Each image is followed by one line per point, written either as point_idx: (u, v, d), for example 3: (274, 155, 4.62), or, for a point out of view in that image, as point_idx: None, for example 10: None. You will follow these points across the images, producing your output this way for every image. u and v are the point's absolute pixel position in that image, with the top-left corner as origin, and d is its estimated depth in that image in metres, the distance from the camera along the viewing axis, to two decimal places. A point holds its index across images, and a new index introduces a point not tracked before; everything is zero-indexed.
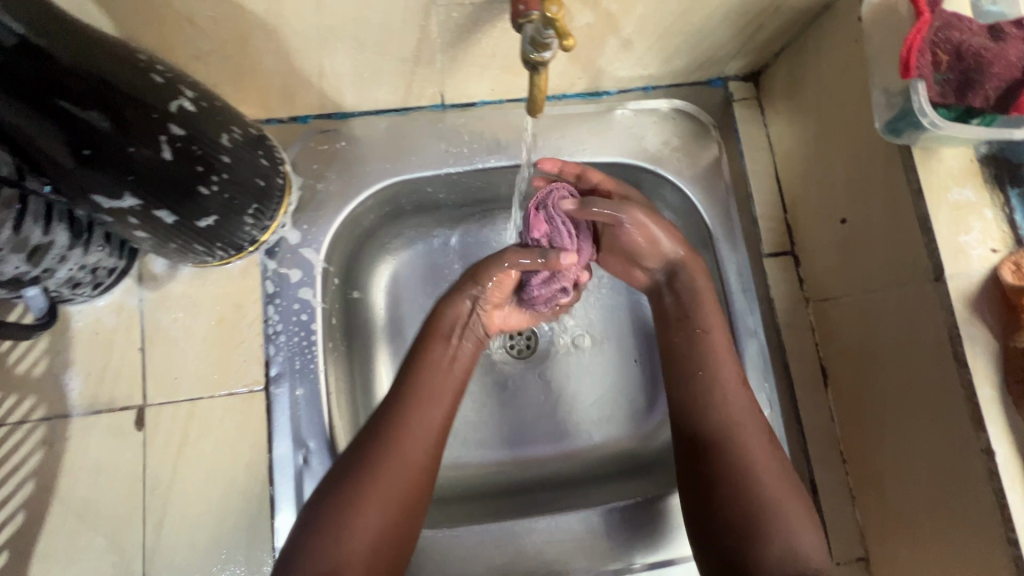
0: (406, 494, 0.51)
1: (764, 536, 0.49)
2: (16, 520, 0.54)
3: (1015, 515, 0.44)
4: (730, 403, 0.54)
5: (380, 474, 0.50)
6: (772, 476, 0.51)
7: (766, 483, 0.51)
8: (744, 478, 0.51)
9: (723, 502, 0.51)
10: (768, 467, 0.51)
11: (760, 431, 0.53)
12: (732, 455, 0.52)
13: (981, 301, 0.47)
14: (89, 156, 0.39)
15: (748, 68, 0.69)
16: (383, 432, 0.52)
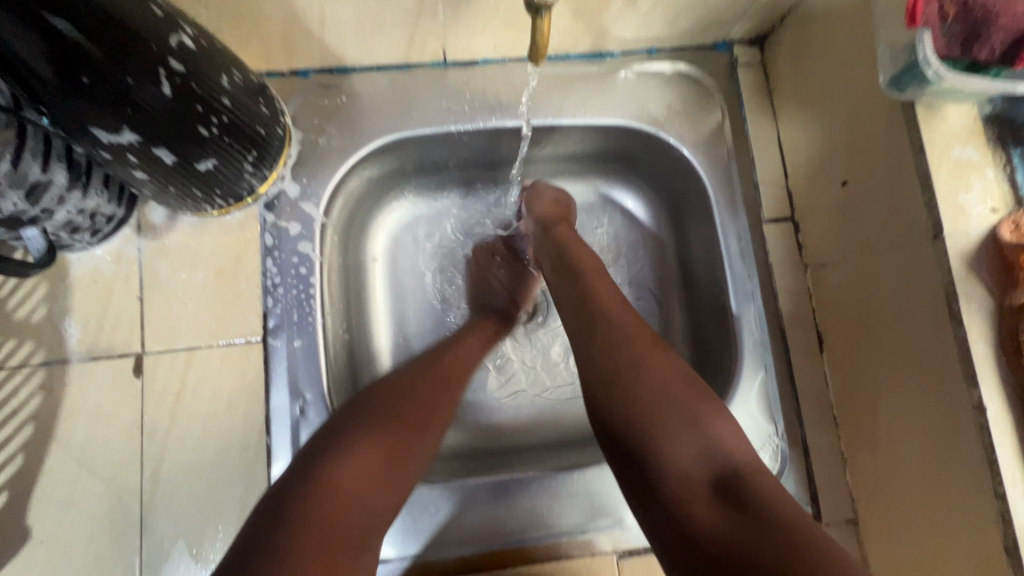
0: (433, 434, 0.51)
1: (673, 434, 0.45)
2: (15, 462, 0.54)
3: (1003, 469, 0.45)
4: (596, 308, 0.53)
5: (416, 417, 0.50)
6: (642, 373, 0.48)
7: (643, 381, 0.48)
8: (633, 381, 0.48)
9: (614, 404, 0.47)
10: (654, 373, 0.48)
11: (648, 339, 0.50)
12: (616, 360, 0.49)
13: (978, 260, 0.48)
14: (88, 87, 0.38)
15: (753, 32, 0.68)
16: (427, 377, 0.54)
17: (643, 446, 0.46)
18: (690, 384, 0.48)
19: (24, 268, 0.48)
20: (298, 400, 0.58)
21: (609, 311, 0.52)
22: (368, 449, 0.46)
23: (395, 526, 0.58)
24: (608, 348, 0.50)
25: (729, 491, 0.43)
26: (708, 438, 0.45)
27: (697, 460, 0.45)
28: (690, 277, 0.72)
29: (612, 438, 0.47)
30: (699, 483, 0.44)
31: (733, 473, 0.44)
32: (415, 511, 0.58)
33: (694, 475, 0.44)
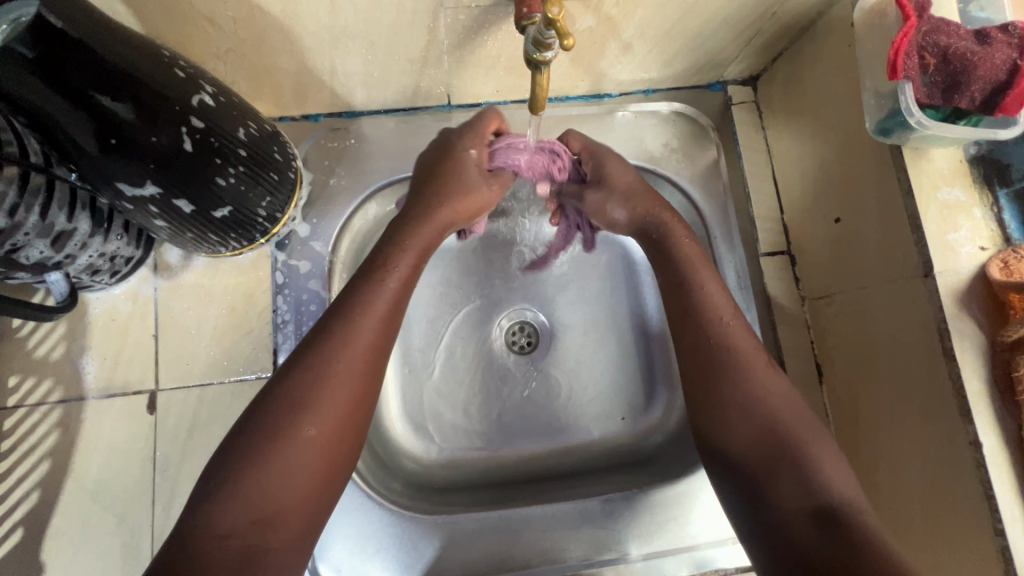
0: (335, 426, 0.46)
1: (785, 464, 0.46)
2: (31, 498, 0.55)
3: (1001, 505, 0.45)
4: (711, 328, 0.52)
5: (293, 422, 0.44)
6: (768, 402, 0.48)
7: (763, 404, 0.48)
8: (757, 413, 0.48)
9: (737, 429, 0.48)
10: (783, 405, 0.48)
11: (761, 364, 0.50)
12: (739, 386, 0.49)
13: (969, 297, 0.49)
14: (115, 146, 0.41)
15: (746, 73, 0.71)
16: (313, 367, 0.47)
17: (760, 472, 0.46)
18: (812, 418, 0.48)
19: (38, 313, 0.49)
20: None
21: (722, 335, 0.51)
22: (250, 460, 0.42)
23: (402, 560, 0.59)
24: (719, 373, 0.50)
25: (826, 520, 0.43)
26: (816, 468, 0.45)
27: (804, 493, 0.44)
28: None
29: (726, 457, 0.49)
30: (796, 510, 0.44)
31: (837, 501, 0.44)
32: (421, 546, 0.59)
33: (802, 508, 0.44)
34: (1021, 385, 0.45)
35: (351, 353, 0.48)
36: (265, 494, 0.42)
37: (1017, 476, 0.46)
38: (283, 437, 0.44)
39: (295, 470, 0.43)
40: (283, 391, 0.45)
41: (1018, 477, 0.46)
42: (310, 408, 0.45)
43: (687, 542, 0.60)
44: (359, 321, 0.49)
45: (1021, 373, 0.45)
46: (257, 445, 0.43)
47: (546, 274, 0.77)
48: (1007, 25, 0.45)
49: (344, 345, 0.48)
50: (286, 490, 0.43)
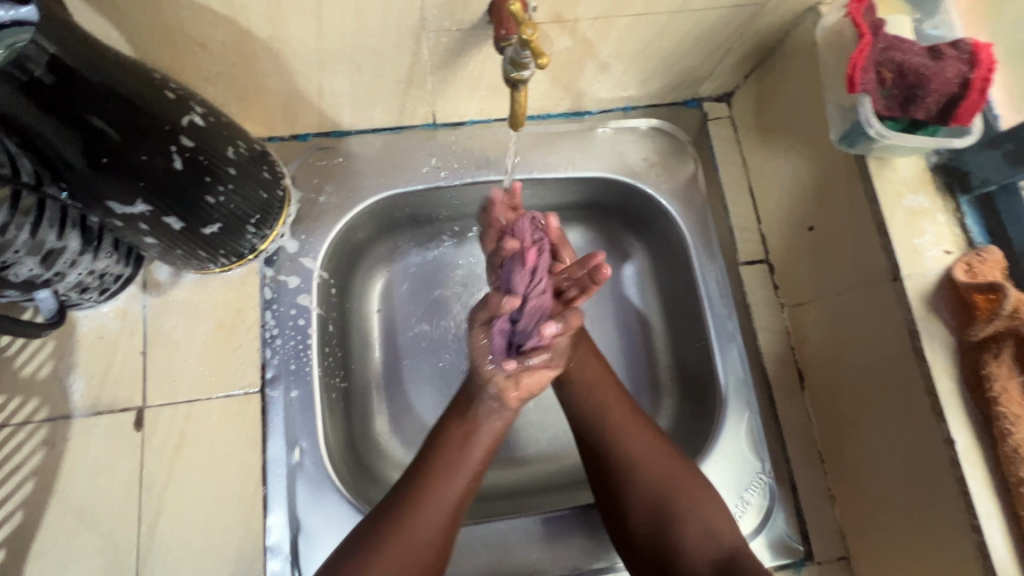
0: (448, 526, 0.52)
1: (677, 529, 0.54)
2: (14, 519, 0.55)
3: (976, 501, 0.46)
4: (608, 421, 0.59)
5: (402, 531, 0.51)
6: (631, 468, 0.56)
7: (640, 458, 0.56)
8: (643, 470, 0.56)
9: (643, 480, 0.56)
10: (648, 472, 0.56)
11: (643, 435, 0.58)
12: (634, 449, 0.57)
13: (937, 299, 0.51)
14: (106, 165, 0.42)
15: (720, 90, 0.74)
16: (389, 526, 0.51)
17: (664, 527, 0.55)
18: (671, 463, 0.56)
19: (36, 329, 0.52)
20: (293, 449, 0.59)
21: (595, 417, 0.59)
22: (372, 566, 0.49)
23: None
24: (619, 448, 0.57)
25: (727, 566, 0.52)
26: (705, 522, 0.54)
27: (704, 543, 0.53)
28: (675, 317, 0.75)
29: (632, 527, 0.56)
30: (707, 555, 0.53)
31: (730, 547, 0.53)
32: None
33: (705, 559, 0.53)
34: (989, 382, 0.46)
35: (433, 524, 0.52)
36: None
37: (990, 471, 0.47)
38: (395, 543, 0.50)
39: (392, 572, 0.49)
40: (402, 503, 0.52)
41: (992, 472, 0.47)
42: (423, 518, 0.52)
43: None
44: (446, 484, 0.53)
45: (989, 371, 0.47)
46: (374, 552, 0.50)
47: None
48: (958, 42, 0.48)
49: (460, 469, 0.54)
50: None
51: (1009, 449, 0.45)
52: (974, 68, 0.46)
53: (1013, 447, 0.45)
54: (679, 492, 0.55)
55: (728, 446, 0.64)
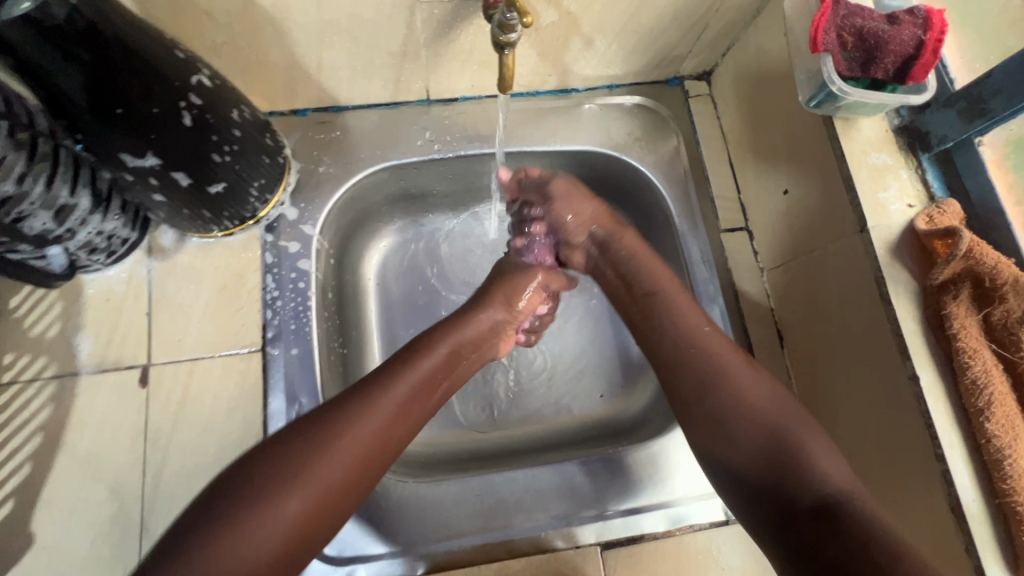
0: (333, 491, 0.46)
1: (791, 457, 0.48)
2: (23, 471, 0.57)
3: (940, 432, 0.49)
4: (708, 336, 0.56)
5: (311, 475, 0.45)
6: (702, 392, 0.53)
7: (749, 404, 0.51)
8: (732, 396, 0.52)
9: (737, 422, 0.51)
10: (748, 398, 0.52)
11: (740, 364, 0.54)
12: (692, 372, 0.54)
13: (902, 248, 0.54)
14: (120, 117, 0.45)
15: (700, 68, 0.78)
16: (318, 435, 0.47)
17: (776, 456, 0.49)
18: (796, 413, 0.51)
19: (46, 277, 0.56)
20: (293, 403, 0.62)
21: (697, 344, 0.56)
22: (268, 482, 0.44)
23: (386, 521, 0.60)
24: (691, 366, 0.55)
25: (825, 510, 0.45)
26: (814, 464, 0.48)
27: (812, 483, 0.47)
28: None
29: (728, 442, 0.51)
30: (805, 496, 0.46)
31: (833, 495, 0.46)
32: (405, 510, 0.61)
33: (807, 495, 0.46)
34: (950, 321, 0.50)
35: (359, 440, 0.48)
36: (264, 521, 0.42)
37: (952, 403, 0.50)
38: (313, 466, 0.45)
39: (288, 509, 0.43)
40: (319, 426, 0.47)
41: (954, 404, 0.50)
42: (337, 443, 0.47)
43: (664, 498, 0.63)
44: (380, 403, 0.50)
45: (949, 311, 0.50)
46: (268, 476, 0.44)
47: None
48: (913, 8, 0.51)
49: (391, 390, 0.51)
50: (281, 533, 0.43)
51: (968, 382, 0.49)
52: (927, 31, 0.50)
53: (972, 380, 0.48)
54: (761, 418, 0.51)
55: None
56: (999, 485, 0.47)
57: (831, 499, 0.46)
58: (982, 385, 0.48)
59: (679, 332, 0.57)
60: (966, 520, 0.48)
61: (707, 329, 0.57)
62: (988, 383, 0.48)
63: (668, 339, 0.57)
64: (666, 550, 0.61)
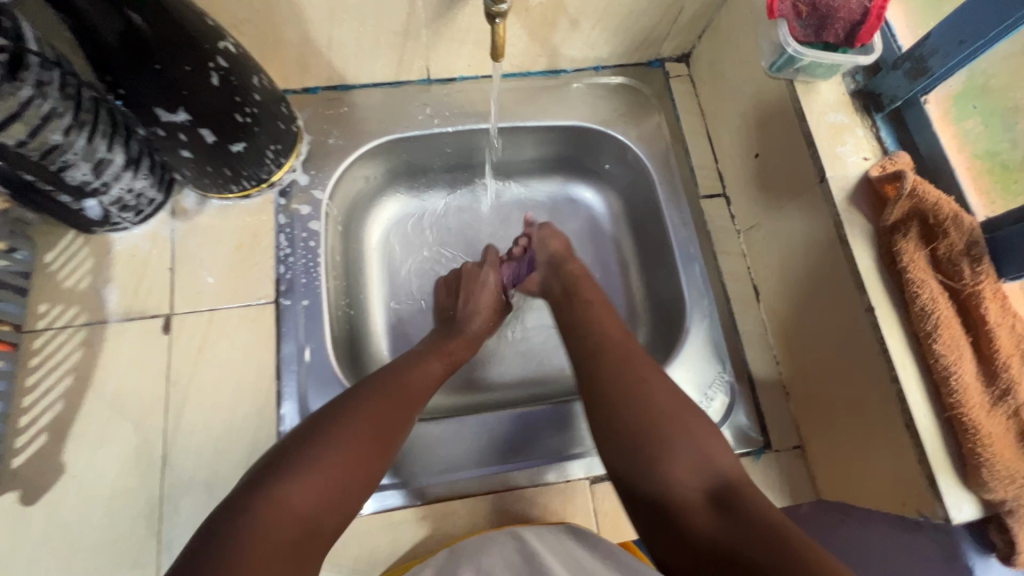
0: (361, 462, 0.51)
1: (675, 448, 0.52)
2: (56, 407, 0.62)
3: (894, 355, 0.54)
4: (621, 343, 0.61)
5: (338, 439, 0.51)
6: (613, 394, 0.56)
7: (655, 405, 0.54)
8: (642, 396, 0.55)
9: (626, 423, 0.54)
10: (659, 399, 0.55)
11: (652, 371, 0.58)
12: (631, 381, 0.56)
13: (858, 195, 0.59)
14: (157, 73, 0.51)
15: (679, 50, 0.84)
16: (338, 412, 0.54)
17: (642, 453, 0.52)
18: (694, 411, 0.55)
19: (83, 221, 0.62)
20: (303, 349, 0.67)
21: (611, 345, 0.61)
22: (315, 453, 0.49)
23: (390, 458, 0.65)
24: (618, 368, 0.58)
25: (724, 495, 0.49)
26: (706, 457, 0.52)
27: (695, 471, 0.51)
28: (647, 250, 0.83)
29: (613, 447, 0.54)
30: (692, 485, 0.50)
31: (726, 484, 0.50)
32: (407, 452, 0.65)
33: (693, 482, 0.50)
34: (900, 256, 0.55)
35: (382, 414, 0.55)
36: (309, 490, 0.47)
37: (904, 330, 0.55)
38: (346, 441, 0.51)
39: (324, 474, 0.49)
40: (336, 413, 0.53)
41: (906, 331, 0.55)
42: (369, 425, 0.54)
43: None
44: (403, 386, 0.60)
45: (899, 248, 0.55)
46: (314, 451, 0.49)
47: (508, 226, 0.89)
48: None
49: (401, 387, 0.59)
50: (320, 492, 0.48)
51: (918, 309, 0.54)
52: None
53: (921, 307, 0.53)
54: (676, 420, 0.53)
55: (692, 350, 0.72)
56: (948, 400, 0.52)
57: (730, 490, 0.49)
58: (929, 310, 0.53)
59: (608, 345, 0.61)
60: (919, 434, 0.52)
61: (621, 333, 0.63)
62: (934, 309, 0.53)
63: (600, 347, 0.61)
64: None
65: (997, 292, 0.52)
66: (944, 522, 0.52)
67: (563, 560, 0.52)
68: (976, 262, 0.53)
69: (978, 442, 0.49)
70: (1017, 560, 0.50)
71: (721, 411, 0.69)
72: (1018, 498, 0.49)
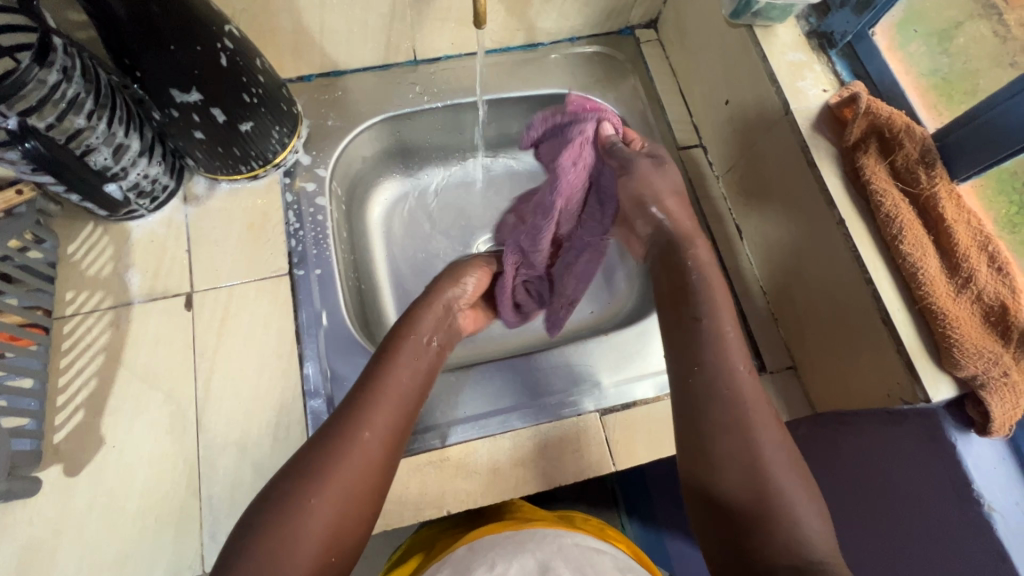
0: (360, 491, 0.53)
1: (769, 522, 0.51)
2: (89, 385, 0.65)
3: (865, 259, 0.59)
4: (737, 389, 0.56)
5: (337, 470, 0.52)
6: (721, 462, 0.54)
7: (768, 460, 0.53)
8: (751, 452, 0.54)
9: (728, 475, 0.54)
10: (773, 455, 0.54)
11: (768, 421, 0.55)
12: (737, 444, 0.54)
13: (821, 122, 0.65)
14: (172, 53, 0.55)
15: (647, 17, 0.90)
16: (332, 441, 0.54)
17: (741, 523, 0.52)
18: (801, 470, 0.54)
19: (102, 206, 0.66)
20: (319, 314, 0.71)
21: (729, 377, 0.57)
22: (285, 508, 0.50)
23: None
24: (723, 432, 0.55)
25: (805, 568, 0.49)
26: (795, 522, 0.51)
27: (786, 548, 0.50)
28: None
29: (712, 508, 0.54)
30: (781, 558, 0.50)
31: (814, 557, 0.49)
32: (425, 403, 0.69)
33: (784, 560, 0.50)
34: (863, 170, 0.61)
35: (370, 439, 0.55)
36: (291, 538, 0.48)
37: (873, 236, 0.60)
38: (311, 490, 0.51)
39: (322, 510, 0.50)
40: (327, 439, 0.54)
41: (874, 237, 0.60)
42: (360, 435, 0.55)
43: (652, 368, 0.72)
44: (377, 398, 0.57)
45: (861, 163, 0.61)
46: (300, 479, 0.51)
47: (500, 196, 0.95)
48: None
49: (387, 387, 0.58)
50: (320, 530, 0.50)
51: (883, 215, 0.59)
52: None
53: (886, 214, 0.59)
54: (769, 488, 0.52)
55: None
56: (917, 293, 0.57)
57: (814, 566, 0.49)
58: (893, 215, 0.58)
59: (722, 398, 0.56)
60: (895, 326, 0.57)
61: (747, 375, 0.57)
62: (898, 213, 0.58)
63: (714, 395, 0.56)
64: (656, 412, 0.69)
65: (952, 193, 0.58)
66: (925, 404, 0.56)
67: (570, 563, 0.62)
68: (930, 168, 0.59)
69: (947, 324, 0.54)
70: (991, 430, 0.53)
71: None
72: (987, 371, 0.53)
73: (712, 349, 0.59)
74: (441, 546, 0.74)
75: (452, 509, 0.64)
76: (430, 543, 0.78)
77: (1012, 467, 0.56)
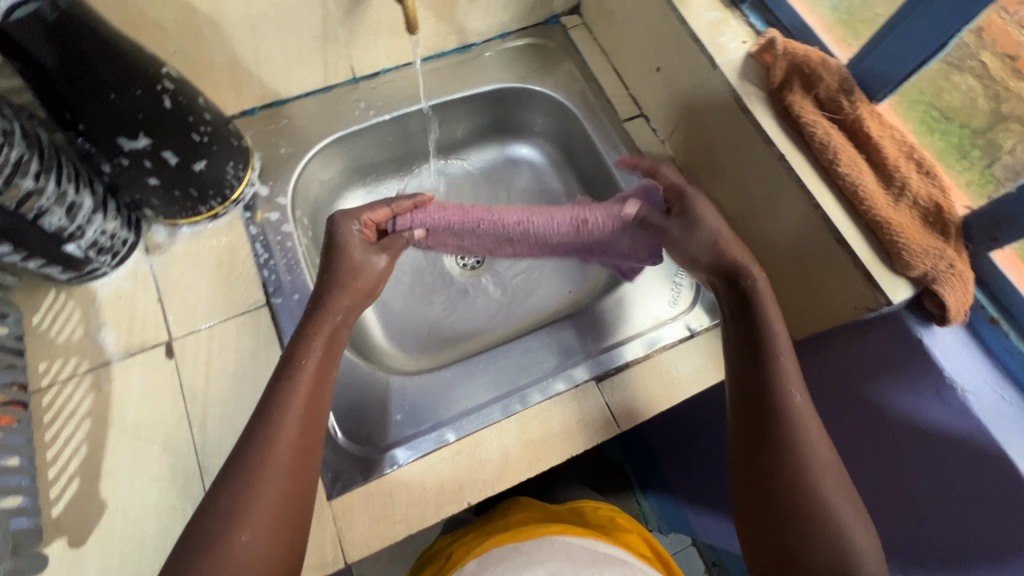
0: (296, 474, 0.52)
1: (807, 522, 0.51)
2: (81, 452, 0.63)
3: (810, 187, 0.64)
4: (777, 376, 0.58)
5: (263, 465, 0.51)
6: (749, 454, 0.56)
7: (815, 457, 0.54)
8: (790, 445, 0.54)
9: (752, 475, 0.56)
10: (816, 447, 0.54)
11: (812, 415, 0.56)
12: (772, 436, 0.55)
13: (746, 70, 0.69)
14: (112, 102, 0.55)
15: (569, 4, 0.93)
16: (256, 430, 0.53)
17: (774, 518, 0.53)
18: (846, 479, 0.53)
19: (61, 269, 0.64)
20: None
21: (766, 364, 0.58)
22: (230, 502, 0.49)
23: (415, 407, 0.69)
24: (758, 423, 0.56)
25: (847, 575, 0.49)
26: (838, 526, 0.51)
27: (825, 548, 0.50)
28: (590, 182, 0.93)
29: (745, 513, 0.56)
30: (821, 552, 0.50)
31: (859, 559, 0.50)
32: (426, 403, 0.70)
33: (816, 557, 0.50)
34: (791, 106, 0.65)
35: (293, 426, 0.54)
36: (234, 537, 0.48)
37: (813, 165, 0.65)
38: (256, 476, 0.51)
39: (260, 515, 0.49)
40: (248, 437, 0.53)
41: (814, 165, 0.65)
42: (280, 428, 0.53)
43: (636, 328, 0.75)
44: (291, 389, 0.56)
45: (789, 100, 0.65)
46: (236, 480, 0.50)
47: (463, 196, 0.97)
48: None
49: (302, 367, 0.57)
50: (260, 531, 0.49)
51: (817, 143, 0.63)
52: None
53: (820, 141, 0.63)
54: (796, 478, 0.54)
55: None
56: (861, 208, 0.61)
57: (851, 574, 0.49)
58: (826, 142, 0.63)
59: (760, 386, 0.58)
60: (848, 243, 0.61)
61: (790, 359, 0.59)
62: (830, 139, 0.63)
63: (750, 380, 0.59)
64: (648, 368, 0.72)
65: (873, 113, 0.63)
66: (888, 308, 0.61)
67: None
68: (850, 94, 0.64)
69: (894, 231, 0.58)
70: (950, 318, 0.58)
71: (691, 294, 0.77)
72: (936, 265, 0.57)
73: (760, 330, 0.60)
74: (453, 558, 0.74)
75: (473, 500, 0.64)
76: (442, 557, 0.78)
77: (976, 349, 0.60)
